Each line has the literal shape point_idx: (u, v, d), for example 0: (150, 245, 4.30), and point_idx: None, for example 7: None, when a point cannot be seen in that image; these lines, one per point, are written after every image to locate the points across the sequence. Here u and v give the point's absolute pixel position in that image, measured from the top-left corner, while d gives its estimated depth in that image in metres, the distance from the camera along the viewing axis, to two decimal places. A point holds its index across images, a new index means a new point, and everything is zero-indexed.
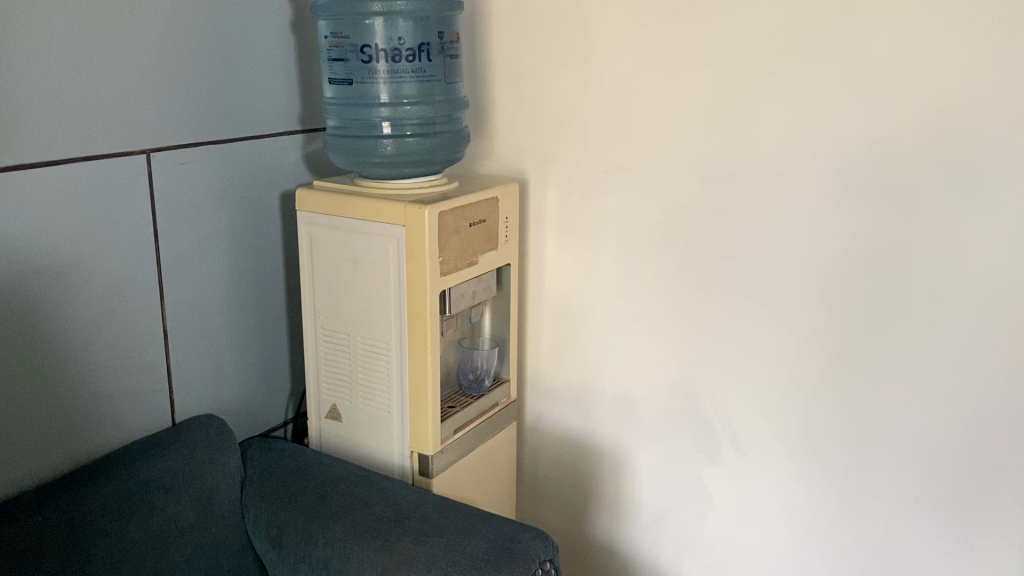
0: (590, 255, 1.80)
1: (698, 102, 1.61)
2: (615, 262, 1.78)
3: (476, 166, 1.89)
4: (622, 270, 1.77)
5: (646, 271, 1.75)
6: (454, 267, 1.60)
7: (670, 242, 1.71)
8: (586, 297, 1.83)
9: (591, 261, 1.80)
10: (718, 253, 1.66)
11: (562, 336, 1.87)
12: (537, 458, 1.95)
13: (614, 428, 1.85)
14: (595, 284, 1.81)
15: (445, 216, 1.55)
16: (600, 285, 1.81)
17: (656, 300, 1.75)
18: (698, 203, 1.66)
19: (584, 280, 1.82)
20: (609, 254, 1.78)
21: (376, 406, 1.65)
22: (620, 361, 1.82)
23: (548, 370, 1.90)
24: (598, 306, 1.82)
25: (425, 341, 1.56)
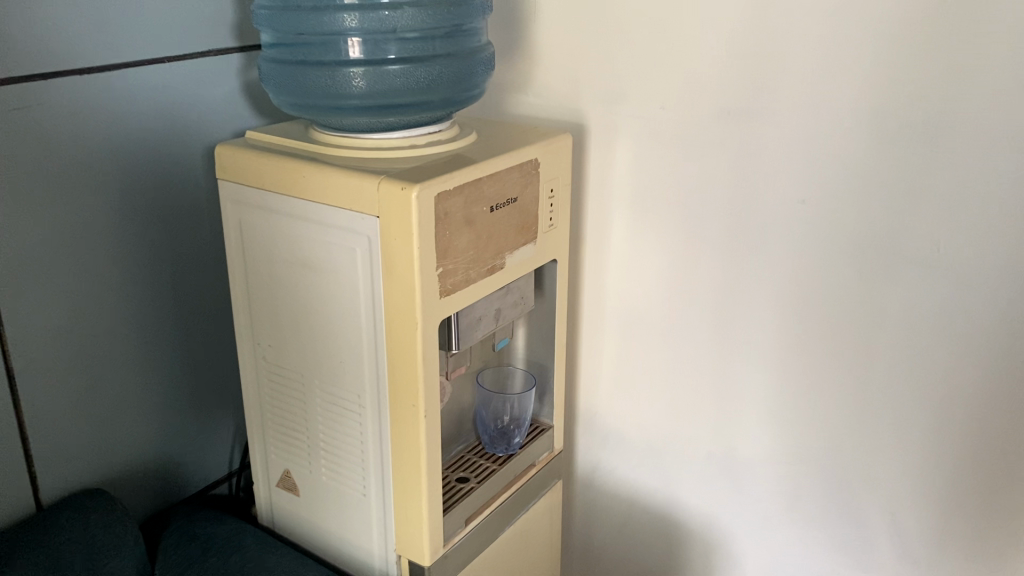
0: (680, 250, 1.17)
1: (881, 11, 0.95)
2: (720, 263, 1.14)
3: (503, 104, 1.26)
4: (729, 276, 1.14)
5: (771, 280, 1.12)
6: (465, 280, 0.99)
7: (809, 240, 1.07)
8: (670, 311, 1.21)
9: (680, 258, 1.17)
10: (892, 263, 1.03)
11: (628, 362, 1.27)
12: (588, 523, 1.38)
13: (713, 499, 1.26)
14: (686, 291, 1.19)
15: (448, 200, 0.94)
16: (692, 295, 1.18)
17: (785, 325, 1.13)
18: (863, 181, 1.02)
19: (668, 286, 1.20)
20: (709, 250, 1.15)
21: (345, 484, 1.08)
22: (721, 406, 1.21)
23: (610, 405, 1.31)
24: (689, 326, 1.20)
25: (416, 400, 0.97)
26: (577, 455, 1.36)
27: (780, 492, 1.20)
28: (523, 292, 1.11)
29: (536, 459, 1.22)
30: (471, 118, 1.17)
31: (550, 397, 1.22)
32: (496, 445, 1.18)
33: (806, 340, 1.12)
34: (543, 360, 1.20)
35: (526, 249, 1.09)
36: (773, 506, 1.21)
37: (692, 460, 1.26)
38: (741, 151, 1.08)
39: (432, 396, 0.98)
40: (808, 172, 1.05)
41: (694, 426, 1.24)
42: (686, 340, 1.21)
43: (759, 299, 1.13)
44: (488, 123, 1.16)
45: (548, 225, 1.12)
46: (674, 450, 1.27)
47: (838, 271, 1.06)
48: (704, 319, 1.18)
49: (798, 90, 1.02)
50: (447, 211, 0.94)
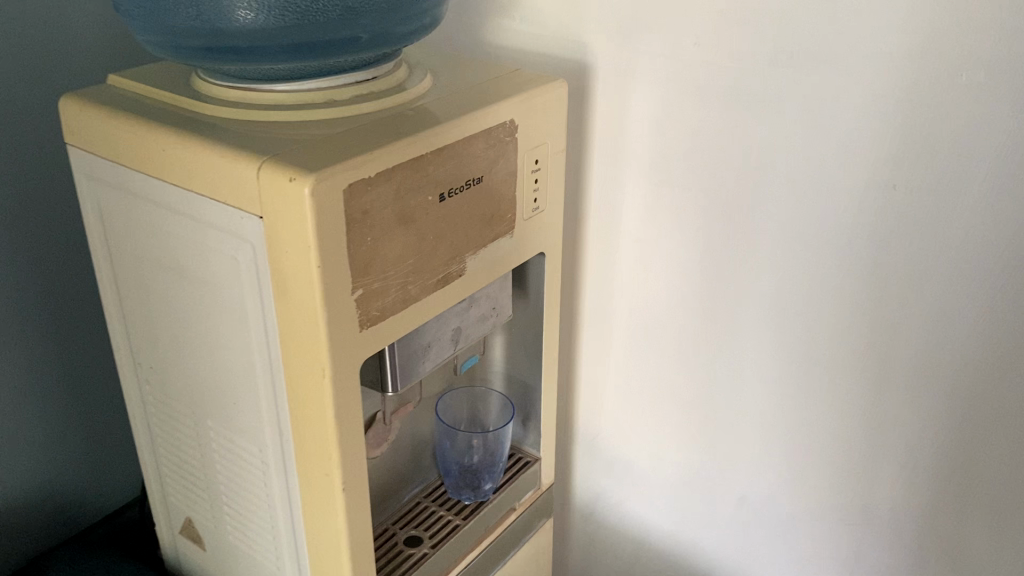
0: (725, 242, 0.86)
1: None
2: (785, 266, 0.84)
3: (478, 34, 0.93)
4: (796, 285, 0.84)
5: (848, 293, 0.82)
6: (400, 301, 0.70)
7: (904, 242, 0.77)
8: (704, 321, 0.91)
9: (723, 254, 0.87)
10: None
11: (642, 377, 0.98)
12: (585, 562, 1.12)
13: (751, 554, 1.00)
14: (728, 298, 0.89)
15: (370, 192, 0.64)
16: (739, 304, 0.88)
17: (865, 355, 0.83)
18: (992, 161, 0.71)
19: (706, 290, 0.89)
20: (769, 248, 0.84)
21: (254, 548, 0.82)
22: (769, 444, 0.93)
23: (618, 428, 1.02)
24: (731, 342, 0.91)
25: (330, 469, 0.69)
26: (573, 483, 1.09)
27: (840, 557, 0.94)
28: (495, 301, 0.82)
29: (517, 502, 0.95)
30: (428, 55, 0.85)
31: (536, 425, 0.94)
32: (461, 492, 0.90)
33: (890, 377, 0.83)
34: (528, 379, 0.92)
35: (499, 246, 0.78)
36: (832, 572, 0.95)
37: (723, 503, 0.99)
38: (813, 115, 0.77)
39: (356, 461, 0.71)
40: (913, 149, 0.73)
41: (731, 466, 0.97)
42: (723, 360, 0.92)
43: (828, 318, 0.84)
44: (452, 64, 0.84)
45: (531, 210, 0.81)
46: (702, 492, 1.00)
47: (946, 290, 0.77)
48: (754, 335, 0.89)
49: (906, 30, 0.70)
50: (368, 208, 0.64)
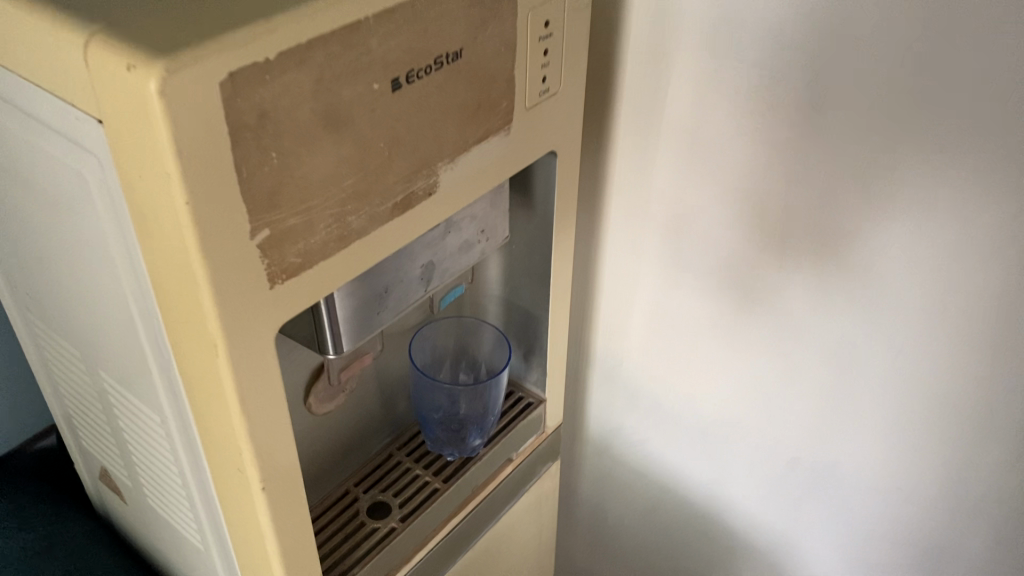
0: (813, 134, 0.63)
1: None
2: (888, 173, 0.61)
3: None
4: (904, 203, 0.61)
5: (978, 223, 0.59)
6: (333, 239, 0.48)
7: None
8: (772, 237, 0.69)
9: (809, 151, 0.64)
10: None
11: (682, 302, 0.77)
12: (598, 502, 0.94)
13: (798, 520, 0.82)
14: (808, 210, 0.66)
15: (269, 84, 0.41)
16: (822, 219, 0.66)
17: (989, 304, 0.61)
18: None
19: (778, 196, 0.67)
20: (872, 144, 0.61)
21: (175, 519, 0.65)
22: (838, 399, 0.73)
23: (646, 359, 0.82)
24: (804, 269, 0.69)
25: (241, 462, 0.51)
26: (588, 416, 0.89)
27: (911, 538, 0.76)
28: (483, 222, 0.59)
29: (513, 454, 0.76)
30: None
31: (541, 362, 0.74)
32: (442, 448, 0.71)
33: (1018, 337, 0.61)
34: (532, 308, 0.71)
35: (487, 147, 0.56)
36: (899, 553, 0.77)
37: (771, 459, 0.80)
38: None
39: (279, 449, 0.52)
40: None
41: (784, 418, 0.77)
42: (790, 289, 0.70)
43: (946, 252, 0.61)
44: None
45: (536, 95, 0.57)
46: (745, 444, 0.81)
47: None
48: (835, 263, 0.67)
49: None
50: (268, 109, 0.41)
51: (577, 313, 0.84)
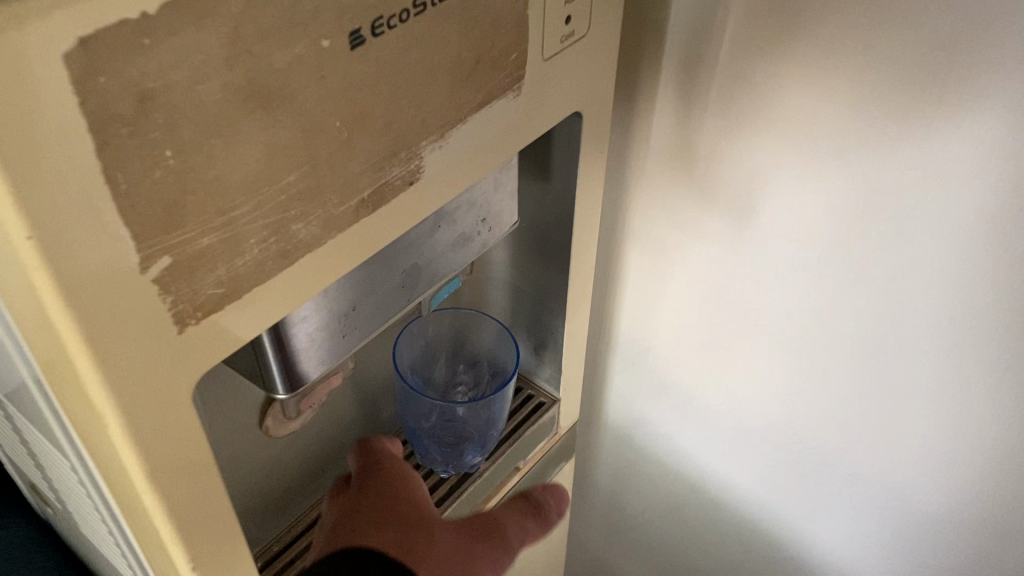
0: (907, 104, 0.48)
1: None
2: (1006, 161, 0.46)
3: None
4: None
5: None
6: (274, 257, 0.35)
7: None
8: (842, 225, 0.54)
9: (906, 127, 0.48)
10: None
11: (726, 290, 0.63)
12: (619, 491, 0.84)
13: (847, 535, 0.70)
14: (907, 192, 0.51)
15: (151, 51, 0.27)
16: (922, 206, 0.50)
17: None
18: None
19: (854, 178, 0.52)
20: (999, 118, 0.45)
21: (110, 556, 0.54)
22: (911, 414, 0.60)
23: (678, 348, 0.69)
24: (881, 267, 0.54)
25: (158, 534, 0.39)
26: (607, 401, 0.78)
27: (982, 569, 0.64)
28: (483, 208, 0.46)
29: (521, 462, 0.64)
30: None
31: (555, 359, 0.61)
32: (433, 462, 0.59)
33: None
34: (546, 297, 0.58)
35: (490, 115, 0.41)
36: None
37: (826, 471, 0.67)
38: None
39: (209, 512, 0.40)
40: None
41: (840, 428, 0.64)
42: (861, 287, 0.56)
43: None
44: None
45: (557, 41, 0.43)
46: (788, 449, 0.68)
47: None
48: (922, 261, 0.52)
49: None
50: (153, 90, 0.27)
51: (599, 289, 0.71)
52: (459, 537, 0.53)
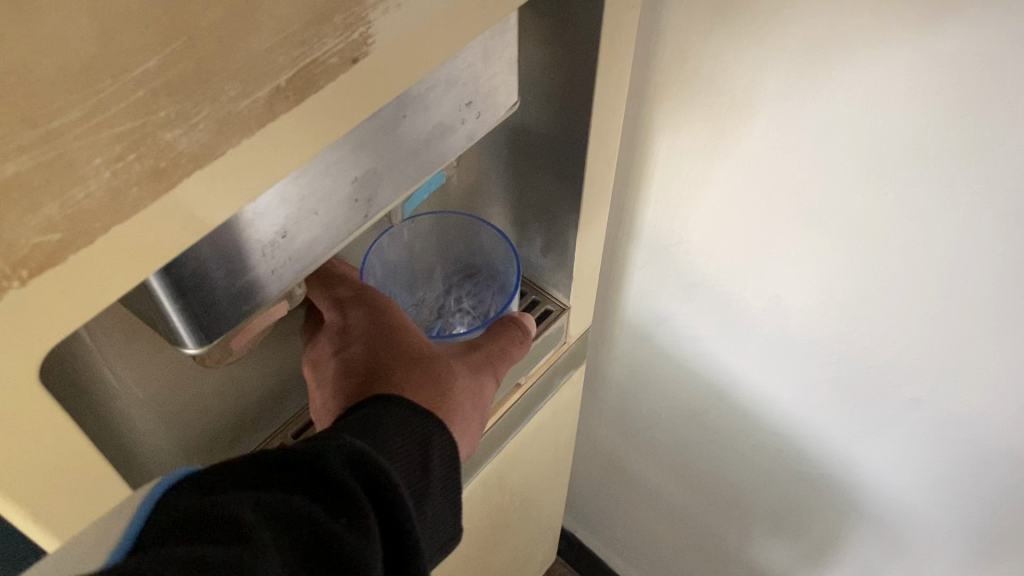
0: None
1: None
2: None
3: None
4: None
5: None
6: (145, 181, 0.23)
7: None
8: (939, 120, 0.41)
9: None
10: None
11: (772, 183, 0.51)
12: (635, 390, 0.75)
13: (891, 460, 0.61)
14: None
15: None
16: None
17: None
18: None
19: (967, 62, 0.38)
20: None
21: None
22: (993, 347, 0.49)
23: (710, 244, 0.58)
24: (993, 176, 0.41)
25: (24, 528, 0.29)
26: (626, 296, 0.68)
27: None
28: (469, 89, 0.34)
29: (522, 380, 0.55)
30: None
31: (564, 263, 0.50)
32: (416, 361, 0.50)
33: None
34: (554, 190, 0.46)
35: None
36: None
37: (877, 392, 0.57)
38: None
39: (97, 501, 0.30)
40: None
41: (897, 351, 0.54)
42: (955, 196, 0.43)
43: None
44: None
45: None
46: (837, 369, 0.58)
47: None
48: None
49: None
50: None
51: (618, 175, 0.59)
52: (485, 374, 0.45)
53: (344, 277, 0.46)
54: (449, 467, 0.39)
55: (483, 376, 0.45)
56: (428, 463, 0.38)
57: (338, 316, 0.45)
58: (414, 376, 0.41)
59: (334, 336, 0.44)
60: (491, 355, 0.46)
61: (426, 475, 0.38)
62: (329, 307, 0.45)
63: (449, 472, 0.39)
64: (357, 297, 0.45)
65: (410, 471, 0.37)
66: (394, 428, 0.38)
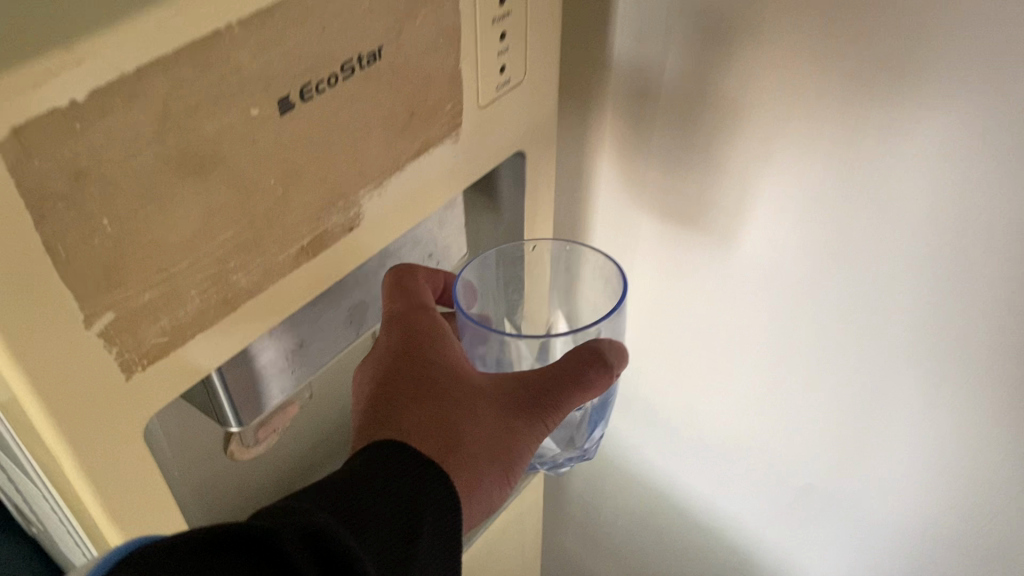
0: (863, 86, 0.46)
1: None
2: (971, 142, 0.44)
3: None
4: (990, 182, 0.44)
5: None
6: (215, 305, 0.37)
7: None
8: (814, 224, 0.53)
9: (870, 103, 0.46)
10: None
11: (677, 306, 0.66)
12: (593, 497, 0.87)
13: (800, 543, 0.72)
14: (822, 227, 0.53)
15: (83, 136, 0.29)
16: (837, 237, 0.52)
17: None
18: None
19: (834, 177, 0.50)
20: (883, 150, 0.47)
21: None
22: (849, 434, 0.62)
23: (637, 359, 0.72)
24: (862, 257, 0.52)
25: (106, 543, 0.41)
26: None
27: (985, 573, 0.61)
28: (430, 245, 0.49)
29: None
30: None
31: None
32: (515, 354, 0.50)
33: None
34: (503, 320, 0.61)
35: (428, 163, 0.44)
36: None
37: (778, 481, 0.70)
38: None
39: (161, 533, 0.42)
40: None
41: (786, 443, 0.67)
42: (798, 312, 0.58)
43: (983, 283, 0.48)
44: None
45: (493, 90, 0.46)
46: (774, 453, 0.68)
47: None
48: (893, 252, 0.50)
49: None
50: (86, 168, 0.30)
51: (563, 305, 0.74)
52: (508, 420, 0.44)
53: (414, 289, 0.46)
54: (439, 537, 0.41)
55: (510, 434, 0.44)
56: (413, 542, 0.40)
57: (383, 336, 0.46)
58: (429, 423, 0.43)
59: (374, 358, 0.46)
60: (530, 411, 0.44)
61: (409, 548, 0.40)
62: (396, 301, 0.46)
63: (439, 542, 0.41)
64: (399, 318, 0.45)
65: (391, 545, 0.39)
66: (375, 494, 0.40)
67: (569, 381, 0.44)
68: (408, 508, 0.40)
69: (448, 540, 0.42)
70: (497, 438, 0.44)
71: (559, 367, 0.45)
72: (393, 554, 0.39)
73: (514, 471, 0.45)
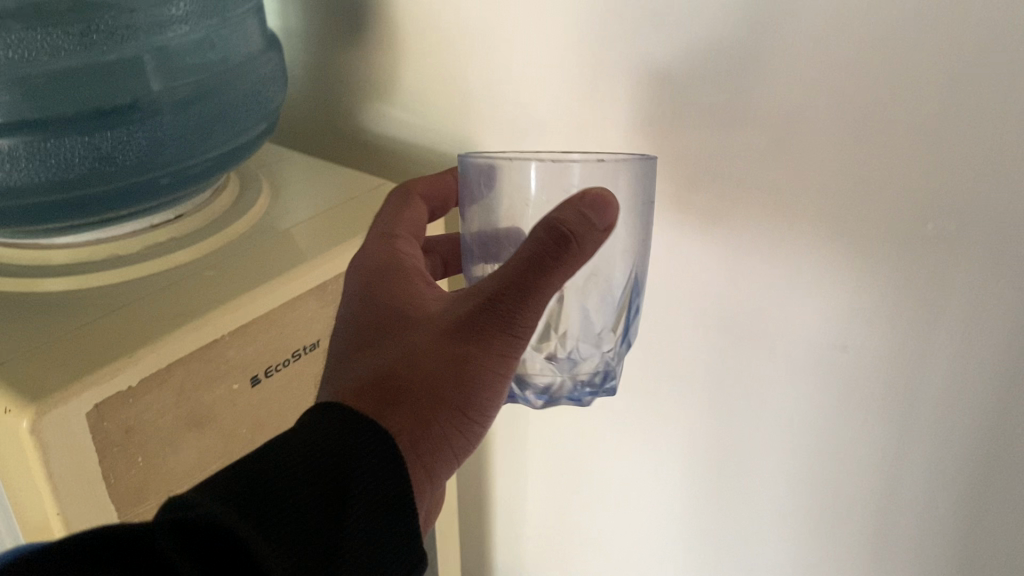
0: (933, 28, 0.44)
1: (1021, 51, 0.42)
2: (821, 265, 0.54)
3: (343, 137, 0.78)
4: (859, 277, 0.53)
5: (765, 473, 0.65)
6: None
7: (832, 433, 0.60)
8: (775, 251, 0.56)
9: (939, 83, 0.45)
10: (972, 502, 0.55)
11: (552, 515, 0.84)
12: None
13: None
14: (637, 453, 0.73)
15: (133, 406, 0.49)
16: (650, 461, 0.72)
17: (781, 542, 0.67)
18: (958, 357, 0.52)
19: (859, 50, 0.47)
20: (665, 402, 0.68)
21: None
22: None
23: (532, 556, 0.90)
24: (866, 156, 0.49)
25: None
26: None
27: (1008, 517, 0.54)
28: None
29: None
30: (282, 172, 0.71)
31: None
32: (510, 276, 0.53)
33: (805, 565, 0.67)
34: None
35: None
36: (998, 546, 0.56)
37: None
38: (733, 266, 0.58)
39: None
40: (850, 323, 0.55)
41: None
42: (633, 519, 0.77)
43: (740, 495, 0.68)
44: (310, 180, 0.70)
45: None
46: None
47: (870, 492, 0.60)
48: (777, 346, 0.59)
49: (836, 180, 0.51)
50: (133, 426, 0.49)
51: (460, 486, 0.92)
52: (458, 342, 0.42)
53: (392, 209, 0.54)
54: (375, 496, 0.38)
55: (454, 371, 0.42)
56: (340, 502, 0.37)
57: (357, 274, 0.49)
58: (378, 361, 0.42)
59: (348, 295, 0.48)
60: (476, 338, 0.42)
61: (332, 524, 0.36)
62: (372, 239, 0.52)
63: (374, 501, 0.38)
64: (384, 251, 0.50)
65: (311, 512, 0.36)
66: (294, 460, 0.37)
67: (533, 260, 0.41)
68: (344, 455, 0.38)
69: (384, 486, 0.38)
70: (413, 395, 0.41)
71: (515, 262, 0.42)
72: (314, 521, 0.36)
73: (474, 411, 0.43)
